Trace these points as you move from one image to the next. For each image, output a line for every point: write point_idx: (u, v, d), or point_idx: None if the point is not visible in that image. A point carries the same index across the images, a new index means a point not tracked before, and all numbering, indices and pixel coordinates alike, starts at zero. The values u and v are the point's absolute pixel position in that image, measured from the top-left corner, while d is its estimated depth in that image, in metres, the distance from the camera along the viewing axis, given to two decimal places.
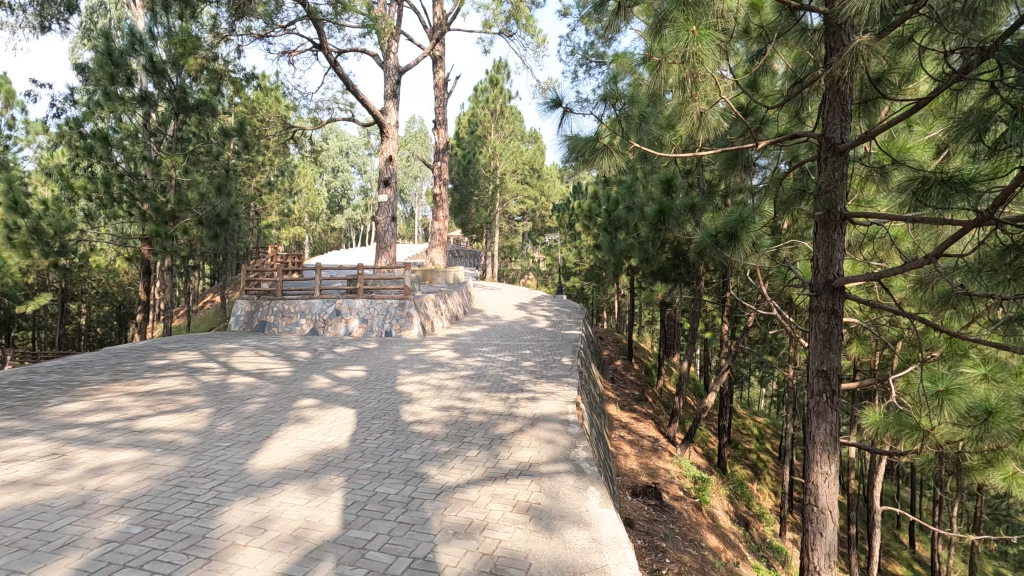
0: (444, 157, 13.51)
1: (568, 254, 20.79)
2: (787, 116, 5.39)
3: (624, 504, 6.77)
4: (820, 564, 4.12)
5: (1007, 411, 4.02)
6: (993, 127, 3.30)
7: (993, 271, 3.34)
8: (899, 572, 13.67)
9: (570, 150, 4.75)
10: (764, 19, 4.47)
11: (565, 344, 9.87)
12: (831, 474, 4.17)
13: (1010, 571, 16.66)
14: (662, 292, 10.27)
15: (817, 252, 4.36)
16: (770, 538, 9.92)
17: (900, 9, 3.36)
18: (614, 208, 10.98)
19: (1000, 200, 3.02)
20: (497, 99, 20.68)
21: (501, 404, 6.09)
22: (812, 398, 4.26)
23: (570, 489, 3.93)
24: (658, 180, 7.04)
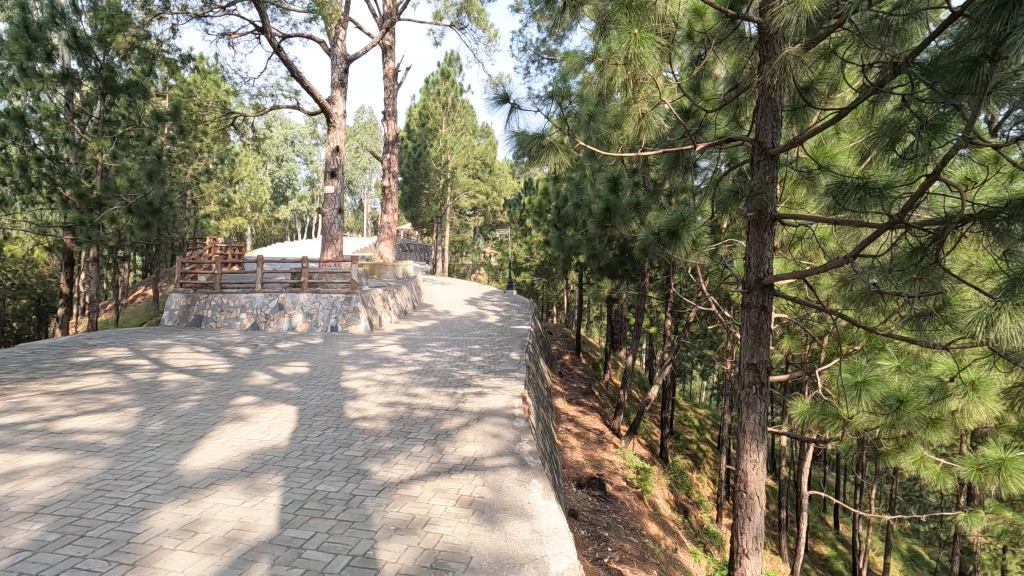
0: (393, 149, 13.18)
1: (519, 250, 20.90)
2: (726, 119, 5.63)
3: (569, 495, 6.91)
4: (748, 547, 4.33)
5: (916, 400, 4.37)
6: (904, 138, 3.58)
7: (900, 271, 3.62)
8: (824, 553, 14.57)
9: (517, 145, 4.76)
10: (707, 25, 4.75)
11: (514, 339, 9.95)
12: (759, 461, 4.38)
13: (920, 547, 18.08)
14: (609, 287, 10.52)
15: (748, 251, 4.58)
16: (708, 524, 10.38)
17: (826, 22, 3.55)
18: (563, 205, 11.12)
19: (908, 206, 3.28)
20: (449, 93, 20.67)
21: (447, 399, 6.08)
22: (743, 390, 4.48)
23: (513, 482, 3.98)
24: (605, 178, 7.22)
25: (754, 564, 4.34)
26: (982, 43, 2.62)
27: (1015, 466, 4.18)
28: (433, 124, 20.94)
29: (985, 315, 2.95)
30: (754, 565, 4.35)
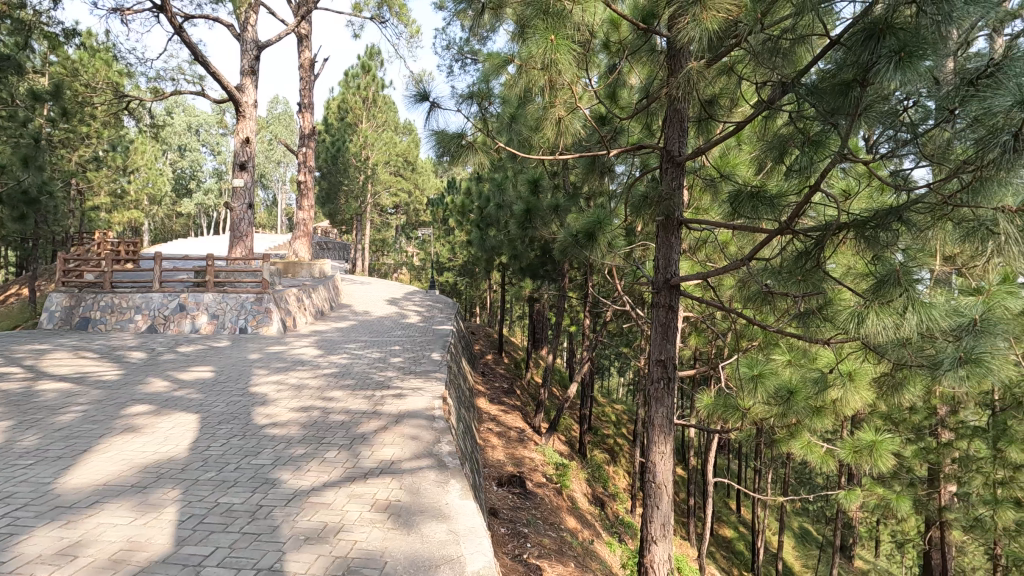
0: (310, 142, 12.57)
1: (442, 249, 20.73)
2: (639, 127, 5.89)
3: (489, 494, 6.95)
4: (656, 534, 4.56)
5: (804, 391, 4.79)
6: (790, 151, 3.92)
7: (788, 272, 3.96)
8: (727, 536, 15.62)
9: (437, 144, 4.72)
10: (622, 36, 5.03)
11: (436, 339, 9.85)
12: (667, 452, 4.63)
13: (809, 524, 19.86)
14: (530, 287, 10.68)
15: (657, 253, 4.84)
16: (623, 515, 10.82)
17: (724, 42, 3.81)
18: (486, 205, 11.14)
19: (794, 214, 3.59)
20: (370, 87, 20.12)
21: (365, 402, 5.92)
22: (652, 385, 4.72)
23: (432, 483, 3.94)
24: (526, 180, 7.33)
25: (662, 550, 4.57)
26: (853, 71, 2.91)
27: (883, 447, 4.71)
28: (353, 119, 20.27)
29: (857, 312, 3.30)
30: (662, 551, 4.58)
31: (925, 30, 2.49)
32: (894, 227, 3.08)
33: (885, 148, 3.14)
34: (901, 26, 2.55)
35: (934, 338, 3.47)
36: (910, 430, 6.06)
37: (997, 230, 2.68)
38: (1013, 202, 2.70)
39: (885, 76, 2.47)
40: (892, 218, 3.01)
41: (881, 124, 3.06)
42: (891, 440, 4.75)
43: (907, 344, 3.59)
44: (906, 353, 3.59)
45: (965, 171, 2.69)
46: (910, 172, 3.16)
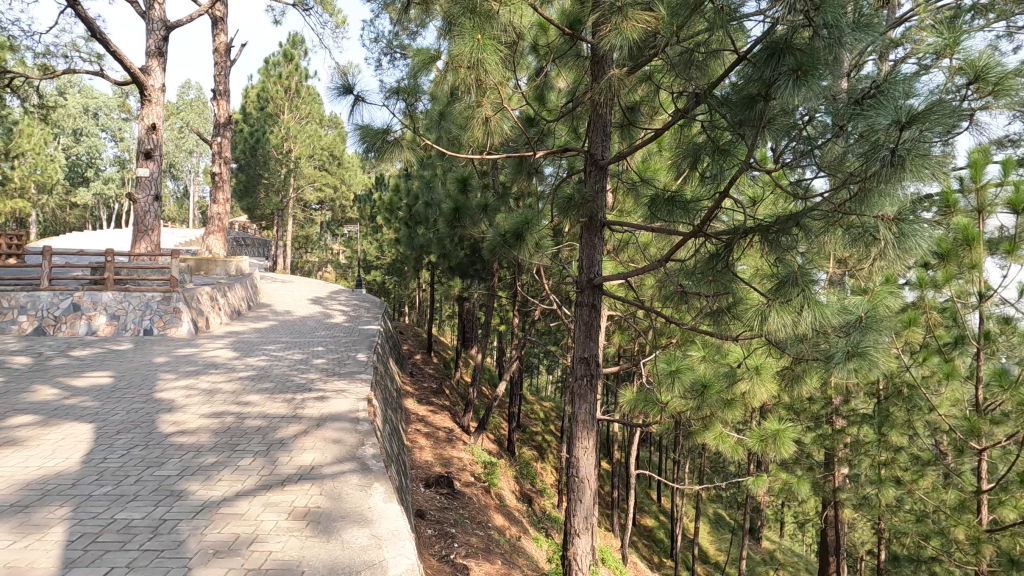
0: (226, 131, 11.81)
1: (369, 247, 20.24)
2: (565, 130, 6.02)
3: (416, 496, 6.85)
4: (579, 527, 4.68)
5: (717, 384, 5.08)
6: (703, 158, 4.15)
7: (701, 273, 4.20)
8: (648, 525, 16.31)
9: (362, 139, 4.59)
10: (550, 40, 5.12)
11: (363, 339, 9.60)
12: (589, 447, 4.76)
13: (723, 510, 21.10)
14: (459, 286, 10.63)
15: (582, 254, 4.96)
16: (549, 510, 11.00)
17: (645, 52, 3.96)
18: (415, 203, 10.98)
19: (707, 218, 3.78)
20: (292, 77, 19.31)
21: (284, 406, 5.66)
22: (576, 382, 4.83)
23: (354, 487, 3.83)
24: (455, 178, 7.28)
25: (585, 543, 4.70)
26: (757, 85, 3.11)
27: (786, 435, 5.09)
28: (274, 109, 19.30)
29: (760, 311, 3.54)
30: (585, 544, 4.70)
31: (820, 51, 2.70)
32: (794, 231, 3.33)
33: (788, 159, 3.38)
34: (799, 46, 2.76)
35: (826, 333, 3.78)
36: (809, 419, 6.53)
37: (881, 234, 2.98)
38: (892, 211, 3.01)
39: (786, 91, 2.69)
40: (792, 224, 3.24)
41: (783, 136, 3.30)
42: (792, 428, 5.14)
43: (804, 340, 3.90)
44: (804, 348, 3.89)
45: (853, 183, 2.95)
46: (809, 182, 3.43)
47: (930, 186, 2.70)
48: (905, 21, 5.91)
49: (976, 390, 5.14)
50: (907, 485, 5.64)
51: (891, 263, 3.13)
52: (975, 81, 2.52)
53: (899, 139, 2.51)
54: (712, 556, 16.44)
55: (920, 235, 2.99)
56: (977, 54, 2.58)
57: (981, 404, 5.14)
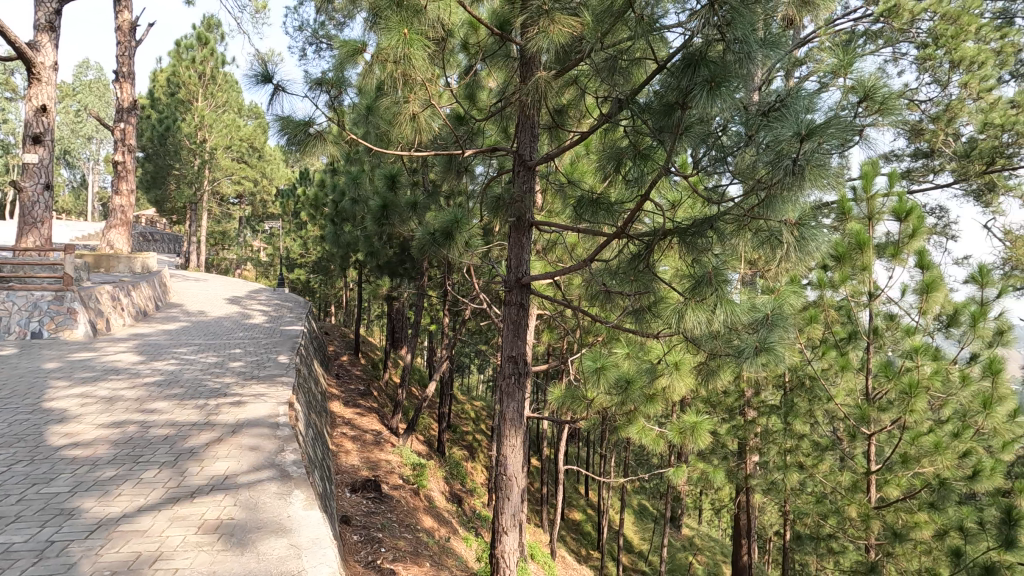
0: (131, 117, 10.76)
1: (292, 244, 19.37)
2: (495, 129, 6.03)
3: (341, 502, 6.63)
4: (506, 524, 4.70)
5: (639, 380, 5.26)
6: (625, 162, 4.31)
7: (624, 273, 4.35)
8: (576, 519, 16.70)
9: (282, 130, 4.35)
10: (480, 39, 5.09)
11: (284, 340, 9.16)
12: (517, 444, 4.80)
13: (646, 500, 21.98)
14: (388, 285, 10.39)
15: (510, 253, 4.99)
16: (479, 509, 11.00)
17: (572, 56, 4.04)
18: (341, 199, 10.61)
19: (630, 219, 3.90)
20: (207, 62, 18.17)
21: (195, 413, 5.29)
22: (504, 380, 4.85)
23: (272, 496, 3.64)
24: (383, 174, 7.09)
25: (512, 540, 4.73)
26: (676, 93, 3.25)
27: (703, 427, 5.37)
28: (186, 95, 18.01)
29: (677, 309, 3.73)
30: (512, 540, 4.73)
31: (731, 64, 2.86)
32: (708, 234, 3.51)
33: (705, 165, 3.55)
34: (712, 59, 2.91)
35: (737, 331, 4.01)
36: (725, 411, 7.11)
37: (785, 238, 3.24)
38: (795, 216, 3.27)
39: (702, 101, 2.85)
40: (708, 227, 3.43)
41: (699, 144, 3.47)
42: (708, 420, 5.43)
43: (717, 336, 4.12)
44: (717, 344, 4.11)
45: (760, 189, 3.16)
46: (724, 188, 3.62)
47: (828, 193, 2.95)
48: (809, 42, 6.42)
49: (867, 380, 5.61)
50: (809, 469, 6.02)
51: (793, 265, 3.40)
52: (865, 99, 2.77)
53: (800, 150, 2.72)
54: (636, 545, 17.10)
55: (817, 239, 3.27)
56: (867, 76, 2.82)
57: (871, 393, 5.63)
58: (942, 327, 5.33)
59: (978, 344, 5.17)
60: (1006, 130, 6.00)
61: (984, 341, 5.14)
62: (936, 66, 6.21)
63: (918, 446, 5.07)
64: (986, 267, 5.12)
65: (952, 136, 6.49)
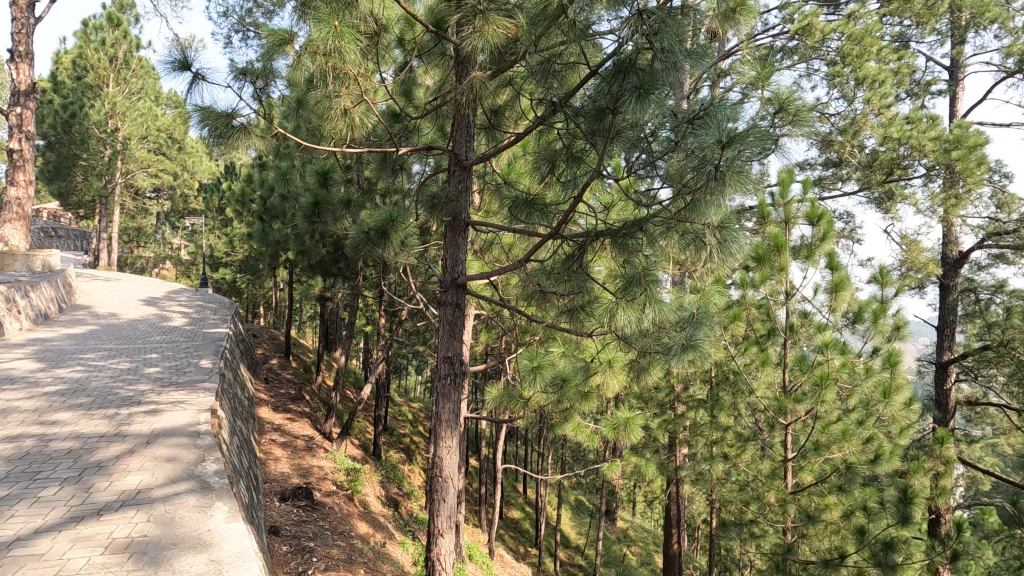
0: (29, 101, 9.79)
1: (216, 241, 18.34)
2: (432, 127, 5.95)
3: (270, 512, 6.33)
4: (442, 527, 4.65)
5: (574, 378, 5.36)
6: (559, 164, 4.39)
7: (558, 273, 4.42)
8: (515, 518, 16.83)
9: (202, 121, 4.06)
10: (416, 36, 5.01)
11: (207, 344, 8.64)
12: (453, 446, 4.77)
13: (582, 495, 22.48)
14: (321, 285, 10.04)
15: (445, 253, 4.95)
16: (416, 512, 10.85)
17: (508, 58, 4.06)
18: (270, 195, 10.14)
19: (564, 220, 3.97)
20: (119, 45, 16.91)
21: (104, 424, 4.89)
22: (439, 381, 4.79)
23: (190, 509, 3.43)
24: (315, 170, 6.83)
25: (448, 542, 4.68)
26: (607, 99, 3.34)
27: (635, 422, 5.54)
28: (95, 80, 16.66)
29: (610, 309, 3.84)
30: (447, 543, 4.69)
31: (659, 73, 2.97)
32: (638, 236, 3.63)
33: (637, 169, 3.66)
34: (641, 67, 3.01)
35: (666, 329, 4.17)
36: (656, 406, 7.30)
37: (708, 241, 3.40)
38: (717, 220, 3.44)
39: (631, 107, 2.95)
40: (637, 229, 3.55)
41: (630, 148, 3.59)
42: (639, 415, 5.61)
43: (647, 334, 4.26)
44: (647, 342, 4.24)
45: (687, 193, 3.30)
46: (654, 192, 3.76)
47: (747, 198, 3.13)
48: (732, 55, 6.80)
49: (784, 373, 5.98)
50: (733, 459, 6.35)
51: (717, 265, 3.59)
52: (780, 111, 2.95)
53: (722, 157, 2.87)
54: (573, 540, 17.45)
55: (739, 242, 3.47)
56: (783, 89, 2.99)
57: (787, 385, 6.01)
58: (849, 323, 5.78)
59: (879, 338, 5.64)
60: (903, 143, 6.44)
61: (884, 336, 5.62)
62: (843, 82, 6.73)
63: (827, 434, 5.46)
64: (885, 268, 5.61)
65: (858, 147, 7.04)
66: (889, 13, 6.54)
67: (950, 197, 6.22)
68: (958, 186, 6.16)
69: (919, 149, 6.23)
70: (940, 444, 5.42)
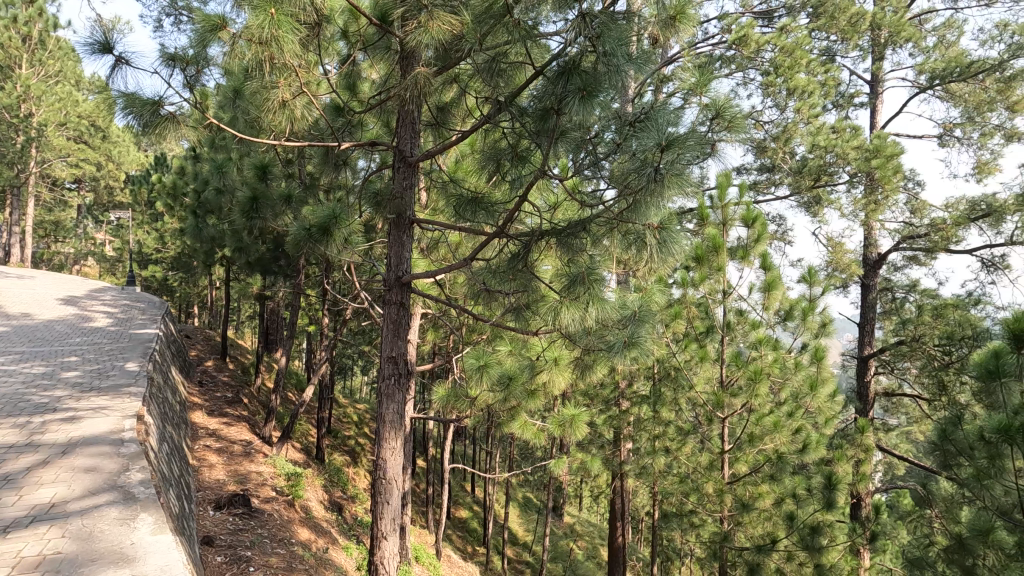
0: None
1: (145, 237, 17.29)
2: (377, 123, 5.82)
3: (202, 521, 6.02)
4: (386, 529, 4.56)
5: (520, 376, 5.36)
6: (505, 163, 4.39)
7: (503, 272, 4.43)
8: (463, 517, 16.75)
9: (124, 107, 3.76)
10: (360, 28, 4.89)
11: (134, 345, 8.12)
12: (397, 447, 4.69)
13: (530, 492, 22.68)
14: (259, 284, 9.64)
15: (389, 251, 4.86)
16: (361, 515, 10.61)
17: (453, 54, 4.01)
18: (204, 189, 9.65)
19: (509, 219, 3.96)
20: (33, 24, 15.65)
21: (13, 434, 4.51)
22: (383, 382, 4.69)
23: (111, 523, 3.21)
24: (253, 164, 6.55)
25: (392, 545, 4.60)
26: (552, 99, 3.36)
27: (580, 419, 5.62)
28: (5, 60, 15.35)
29: (553, 308, 3.88)
30: (391, 546, 4.59)
31: (602, 76, 3.02)
32: (582, 235, 3.68)
33: (582, 170, 3.70)
34: (585, 69, 3.06)
35: (609, 327, 4.24)
36: (601, 403, 7.62)
37: (648, 241, 3.48)
38: (657, 221, 3.52)
39: (574, 108, 2.99)
40: (581, 229, 3.60)
41: (574, 149, 3.63)
42: (585, 411, 5.70)
43: (591, 332, 4.33)
44: (591, 340, 4.30)
45: (628, 194, 3.37)
46: (598, 192, 3.83)
47: (685, 200, 3.22)
48: (674, 62, 7.03)
49: (721, 369, 6.22)
50: (674, 453, 6.56)
51: (657, 265, 3.68)
52: (715, 117, 3.05)
53: (661, 159, 2.95)
54: (521, 537, 17.58)
55: (677, 242, 3.54)
56: (720, 96, 3.10)
57: (724, 380, 6.26)
58: (781, 321, 6.04)
59: (807, 334, 5.96)
60: (829, 151, 6.82)
61: (811, 332, 5.94)
62: (776, 91, 7.08)
63: (761, 426, 5.72)
64: (813, 269, 5.94)
65: (789, 154, 7.42)
66: (817, 28, 6.93)
67: (870, 203, 6.62)
68: (877, 193, 6.58)
69: (844, 157, 6.64)
70: (860, 433, 5.79)
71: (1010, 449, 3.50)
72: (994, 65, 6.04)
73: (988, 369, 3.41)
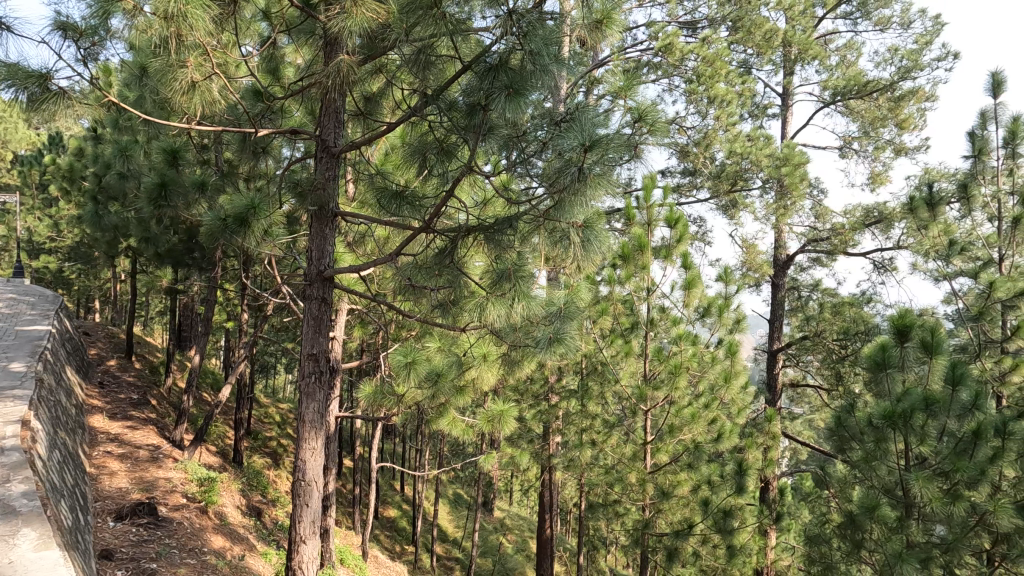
0: None
1: (36, 224, 15.65)
2: (300, 110, 5.55)
3: (100, 534, 5.54)
4: (305, 533, 4.38)
5: (449, 373, 5.32)
6: (434, 157, 4.31)
7: (430, 268, 4.37)
8: (391, 517, 16.42)
9: (4, 78, 3.35)
10: (283, 10, 4.64)
11: (21, 343, 7.32)
12: (317, 447, 4.52)
13: (461, 489, 22.61)
14: (170, 277, 8.97)
15: (311, 244, 4.66)
16: (282, 519, 10.18)
17: (381, 44, 3.89)
18: (106, 172, 8.85)
19: (436, 213, 3.91)
20: None
21: None
22: (303, 381, 4.50)
23: None
24: (161, 147, 6.06)
25: (311, 548, 4.43)
26: (480, 95, 3.34)
27: (508, 414, 5.65)
28: None
29: (479, 304, 3.88)
30: (310, 550, 4.42)
31: (529, 75, 3.04)
32: (509, 232, 3.69)
33: (510, 167, 3.70)
34: (512, 67, 3.07)
35: (535, 323, 4.30)
36: (531, 398, 7.69)
37: (572, 239, 3.54)
38: (582, 219, 3.58)
39: (499, 105, 3.00)
40: (507, 225, 3.61)
41: (503, 146, 3.66)
42: (514, 406, 5.74)
43: (518, 328, 4.36)
44: (518, 336, 4.33)
45: (554, 192, 3.41)
46: (527, 190, 3.86)
47: (608, 199, 3.29)
48: (603, 65, 7.24)
49: (644, 363, 6.46)
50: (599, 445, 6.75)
51: (581, 263, 3.76)
52: (638, 121, 3.15)
53: (585, 159, 3.01)
54: (451, 534, 17.50)
55: (601, 241, 3.62)
56: (644, 101, 3.20)
57: (646, 374, 6.51)
58: (698, 318, 6.29)
59: (723, 330, 6.30)
60: (744, 158, 7.27)
61: (726, 328, 6.28)
62: (697, 99, 7.43)
63: (681, 418, 6.02)
64: (728, 268, 6.29)
65: (709, 160, 7.83)
66: (735, 41, 7.33)
67: (780, 208, 7.11)
68: (786, 199, 7.06)
69: (757, 163, 7.09)
70: (768, 421, 6.27)
71: (892, 433, 3.89)
72: (887, 84, 6.65)
73: (876, 361, 3.82)
